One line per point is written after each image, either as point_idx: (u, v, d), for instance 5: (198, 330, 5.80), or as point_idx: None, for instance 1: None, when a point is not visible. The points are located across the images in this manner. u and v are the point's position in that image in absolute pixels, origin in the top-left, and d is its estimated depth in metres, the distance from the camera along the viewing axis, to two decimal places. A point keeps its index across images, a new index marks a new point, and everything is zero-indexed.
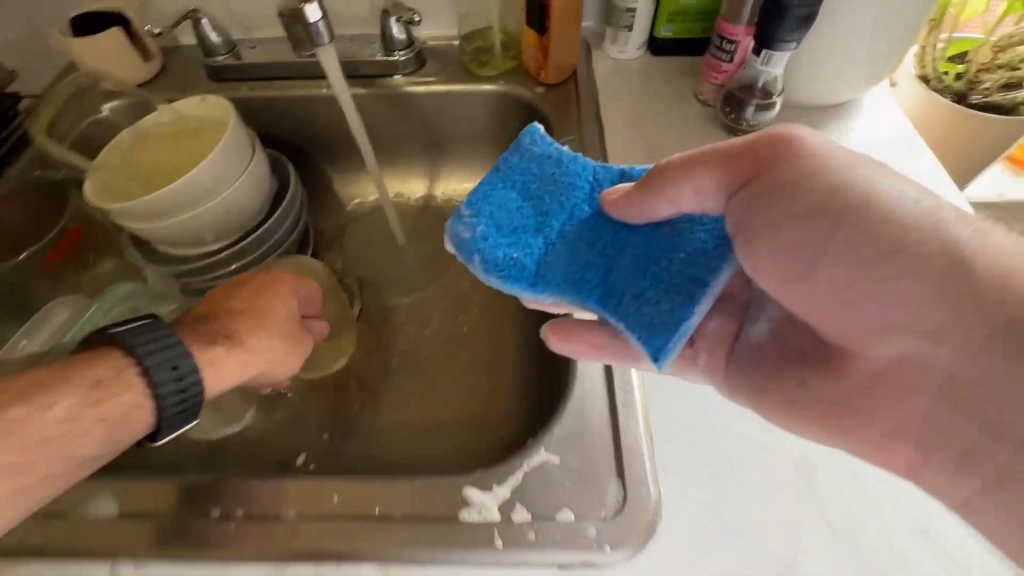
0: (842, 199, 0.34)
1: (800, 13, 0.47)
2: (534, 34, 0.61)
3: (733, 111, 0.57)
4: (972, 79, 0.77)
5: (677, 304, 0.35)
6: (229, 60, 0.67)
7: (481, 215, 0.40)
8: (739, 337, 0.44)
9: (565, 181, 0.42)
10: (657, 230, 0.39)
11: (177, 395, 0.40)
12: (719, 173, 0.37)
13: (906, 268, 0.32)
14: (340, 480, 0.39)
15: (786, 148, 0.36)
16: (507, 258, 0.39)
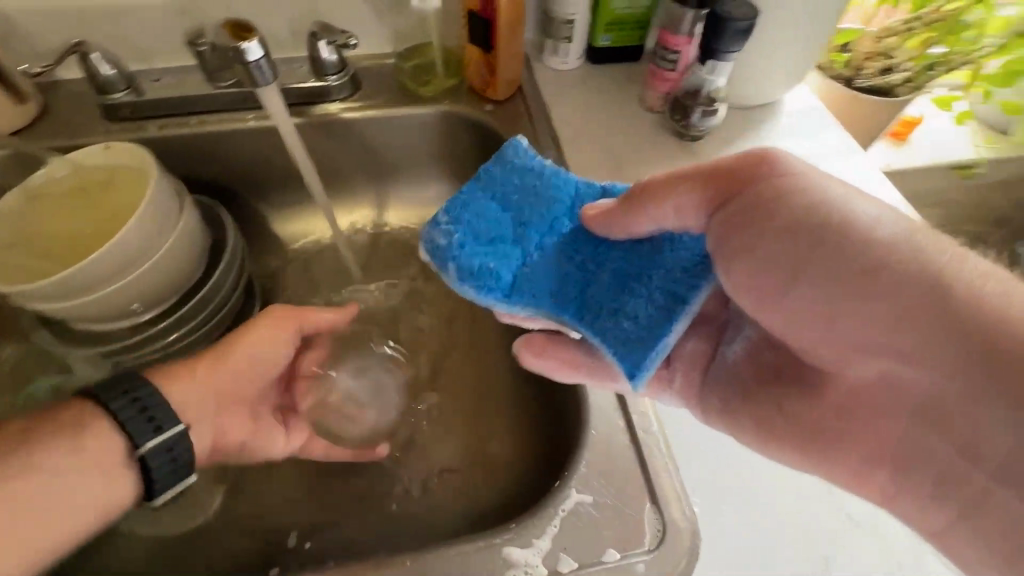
0: (817, 218, 0.35)
1: (741, 26, 0.50)
2: (479, 52, 0.59)
3: (681, 117, 0.59)
4: (856, 65, 0.85)
5: (656, 321, 0.36)
6: (130, 97, 0.59)
7: (457, 222, 0.38)
8: (716, 358, 0.45)
9: (546, 193, 0.40)
10: (635, 246, 0.38)
11: (138, 412, 0.40)
12: (700, 189, 0.37)
13: (883, 290, 0.33)
14: (367, 566, 0.36)
15: (767, 166, 0.36)
16: (484, 268, 0.37)
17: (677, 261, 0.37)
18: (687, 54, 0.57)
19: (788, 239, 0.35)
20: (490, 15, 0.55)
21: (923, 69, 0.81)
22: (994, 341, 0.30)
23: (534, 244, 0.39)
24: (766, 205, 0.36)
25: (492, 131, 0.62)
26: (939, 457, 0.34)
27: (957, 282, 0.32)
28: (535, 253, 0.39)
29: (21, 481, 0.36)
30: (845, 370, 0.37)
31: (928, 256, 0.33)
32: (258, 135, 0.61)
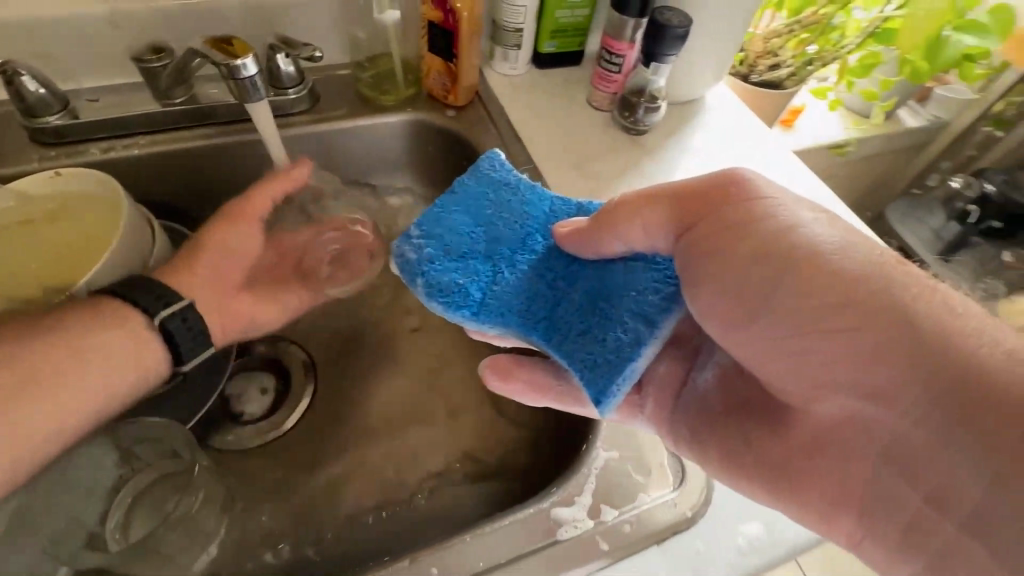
0: (782, 241, 0.36)
1: (678, 32, 0.57)
2: (439, 60, 0.61)
3: (629, 114, 0.66)
4: (750, 63, 0.98)
5: (625, 345, 0.36)
6: (67, 120, 0.55)
7: (429, 237, 0.42)
8: (688, 384, 0.47)
9: (520, 208, 0.44)
10: (607, 266, 0.40)
11: (163, 306, 0.45)
12: (667, 212, 0.39)
13: (843, 318, 0.35)
14: (430, 550, 0.37)
15: (734, 191, 0.38)
16: (453, 283, 0.40)
17: (645, 284, 0.38)
18: (630, 58, 0.64)
19: (750, 265, 0.37)
20: (452, 26, 0.57)
21: (803, 65, 0.95)
22: (955, 374, 0.31)
23: (505, 262, 0.41)
24: (729, 231, 0.38)
25: (457, 136, 0.65)
26: (907, 498, 0.35)
27: (910, 301, 0.34)
28: (508, 269, 0.41)
29: (70, 364, 0.41)
30: (814, 405, 0.38)
31: (896, 282, 0.34)
32: (217, 151, 0.60)
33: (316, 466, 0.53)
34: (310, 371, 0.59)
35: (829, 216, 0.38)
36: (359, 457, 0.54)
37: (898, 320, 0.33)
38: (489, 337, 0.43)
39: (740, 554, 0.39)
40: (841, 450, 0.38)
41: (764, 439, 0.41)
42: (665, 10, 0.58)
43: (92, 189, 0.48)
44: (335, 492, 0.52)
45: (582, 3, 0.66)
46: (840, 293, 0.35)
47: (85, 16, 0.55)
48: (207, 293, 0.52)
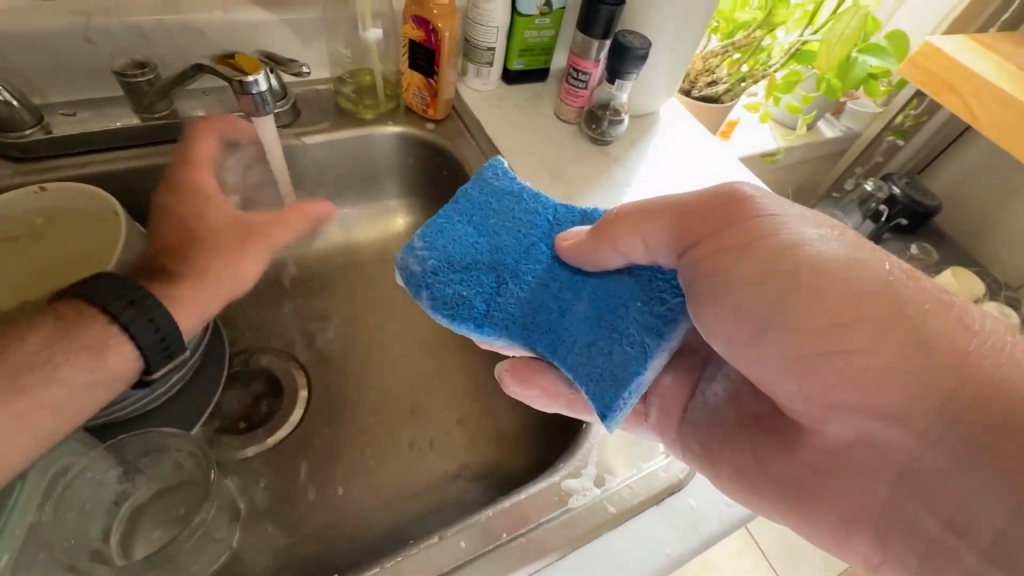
0: (788, 260, 0.37)
1: (640, 53, 0.63)
2: (419, 76, 0.65)
3: (596, 126, 0.71)
4: (692, 80, 1.09)
5: (632, 359, 0.40)
6: (43, 135, 0.54)
7: (434, 248, 0.45)
8: (697, 395, 0.53)
9: (526, 219, 0.48)
10: (610, 278, 0.44)
11: (156, 339, 0.43)
12: (670, 229, 0.41)
13: (854, 335, 0.36)
14: (458, 526, 0.40)
15: (736, 208, 0.40)
16: (457, 296, 0.43)
17: (646, 305, 0.42)
18: (595, 75, 0.70)
19: (757, 285, 0.38)
20: (434, 45, 0.61)
21: (737, 82, 1.06)
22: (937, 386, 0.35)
23: (509, 274, 0.45)
24: (734, 251, 0.39)
25: (437, 147, 0.68)
26: (890, 498, 0.38)
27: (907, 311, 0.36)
28: (514, 280, 0.44)
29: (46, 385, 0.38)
30: (823, 428, 0.40)
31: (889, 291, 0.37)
32: None
33: (320, 470, 0.55)
34: (303, 379, 0.60)
35: (834, 227, 0.40)
36: (361, 460, 0.56)
37: (907, 339, 0.36)
38: (495, 347, 0.46)
39: (728, 506, 0.45)
40: (831, 452, 0.40)
41: (767, 449, 0.44)
42: (627, 33, 0.64)
43: (83, 203, 0.48)
44: (338, 495, 0.53)
45: (548, 25, 0.72)
46: (849, 311, 0.36)
47: (59, 29, 0.54)
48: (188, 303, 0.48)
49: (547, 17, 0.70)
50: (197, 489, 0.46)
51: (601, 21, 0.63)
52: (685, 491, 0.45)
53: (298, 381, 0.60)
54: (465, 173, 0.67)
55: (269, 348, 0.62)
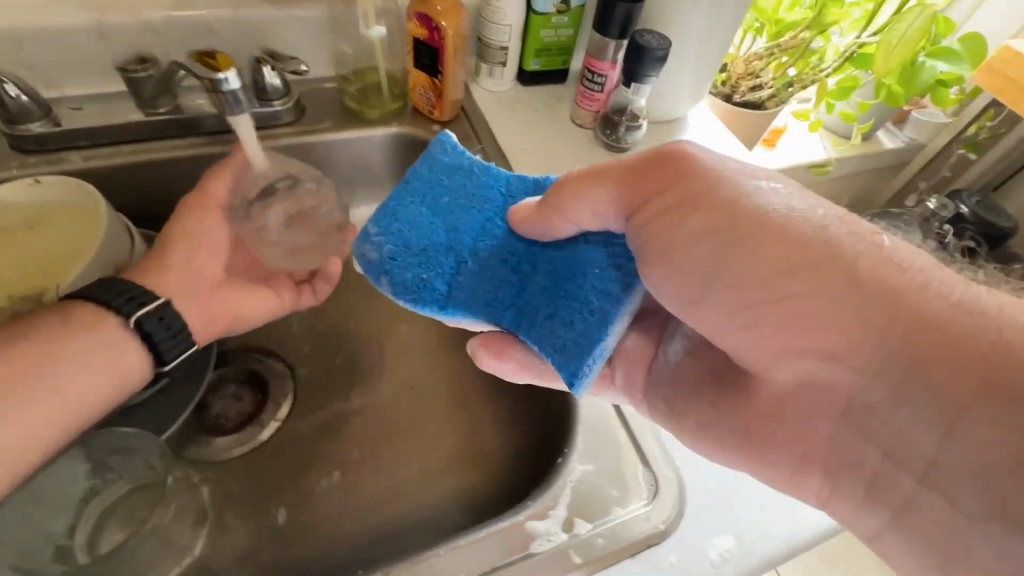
0: (732, 215, 0.36)
1: (659, 55, 0.58)
2: (424, 75, 0.62)
3: (611, 132, 0.67)
4: (733, 84, 1.01)
5: (591, 326, 0.37)
6: (49, 127, 0.55)
7: (388, 232, 0.42)
8: (658, 355, 0.49)
9: (478, 193, 0.44)
10: (568, 246, 0.41)
11: (168, 336, 0.45)
12: (618, 191, 0.39)
13: (790, 293, 0.35)
14: (405, 563, 0.37)
15: (677, 167, 0.38)
16: (416, 279, 0.42)
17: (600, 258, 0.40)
18: (612, 77, 0.65)
19: (704, 233, 0.37)
20: (437, 43, 0.58)
21: (783, 86, 0.98)
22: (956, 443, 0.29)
23: (468, 253, 0.42)
24: (681, 205, 0.37)
25: None
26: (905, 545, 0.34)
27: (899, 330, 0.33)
28: (472, 260, 0.42)
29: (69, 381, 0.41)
30: (770, 373, 0.38)
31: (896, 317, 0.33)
32: (200, 160, 0.60)
33: (293, 479, 0.53)
34: (288, 385, 0.59)
35: (778, 180, 0.38)
36: (335, 471, 0.53)
37: (851, 287, 0.34)
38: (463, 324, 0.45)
39: (712, 567, 0.39)
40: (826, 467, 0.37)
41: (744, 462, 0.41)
42: (645, 32, 0.59)
43: (72, 197, 0.48)
44: (308, 506, 0.51)
45: (566, 24, 0.68)
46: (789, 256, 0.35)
47: (70, 25, 0.55)
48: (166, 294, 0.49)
49: (564, 15, 0.67)
50: (153, 493, 0.46)
51: (618, 19, 0.59)
52: (667, 544, 0.40)
53: (283, 386, 0.59)
54: None
55: (259, 349, 0.61)
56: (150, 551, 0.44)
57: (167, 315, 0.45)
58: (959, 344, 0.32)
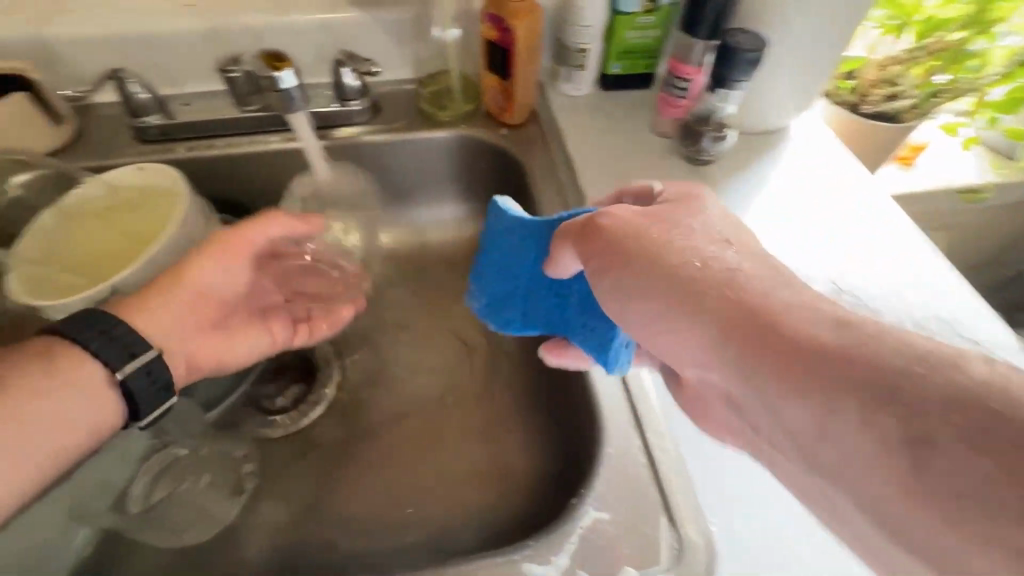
0: (670, 280, 0.33)
1: (750, 57, 0.51)
2: (495, 77, 0.61)
3: (692, 142, 0.60)
4: (863, 92, 0.86)
5: (607, 325, 0.42)
6: (162, 121, 0.62)
7: (470, 298, 0.50)
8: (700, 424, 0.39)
9: (495, 246, 0.47)
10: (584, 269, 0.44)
11: (148, 382, 0.42)
12: (574, 250, 0.39)
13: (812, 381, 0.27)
14: None
15: (607, 229, 0.37)
16: (503, 325, 0.49)
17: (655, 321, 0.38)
18: (698, 82, 0.59)
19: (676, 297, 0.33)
20: (507, 43, 0.56)
21: (928, 96, 0.81)
22: None
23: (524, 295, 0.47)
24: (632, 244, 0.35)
25: (507, 153, 0.64)
26: None
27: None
28: (530, 299, 0.47)
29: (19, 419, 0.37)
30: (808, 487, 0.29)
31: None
32: (281, 155, 0.64)
33: (322, 468, 0.54)
34: (334, 374, 0.60)
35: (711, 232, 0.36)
36: (362, 468, 0.53)
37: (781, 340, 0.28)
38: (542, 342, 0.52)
39: None
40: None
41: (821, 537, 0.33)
42: (737, 32, 0.52)
43: (167, 185, 0.53)
44: (331, 498, 0.52)
45: (653, 24, 0.63)
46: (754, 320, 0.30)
47: (191, 30, 0.63)
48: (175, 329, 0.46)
49: (652, 15, 0.62)
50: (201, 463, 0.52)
51: (709, 17, 0.53)
52: None
53: (329, 375, 0.60)
54: (530, 184, 0.61)
55: None
56: (185, 513, 0.49)
57: (159, 370, 0.42)
58: (952, 400, 0.23)
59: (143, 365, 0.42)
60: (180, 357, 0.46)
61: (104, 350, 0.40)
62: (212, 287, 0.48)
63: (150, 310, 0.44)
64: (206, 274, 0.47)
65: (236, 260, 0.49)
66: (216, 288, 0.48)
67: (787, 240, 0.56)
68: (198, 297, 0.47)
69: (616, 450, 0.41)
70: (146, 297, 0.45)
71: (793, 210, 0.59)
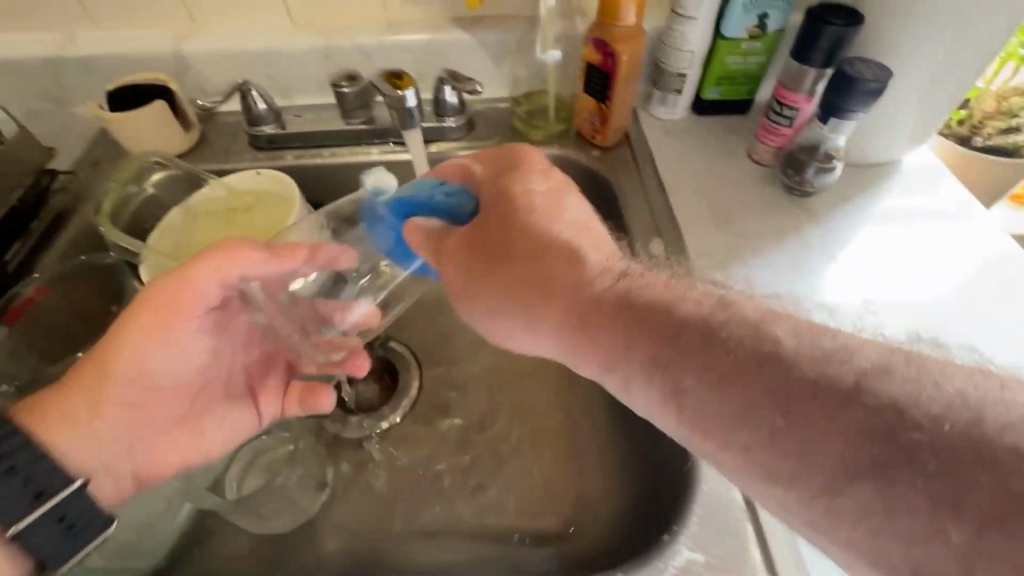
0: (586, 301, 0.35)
1: (871, 87, 0.48)
2: (592, 100, 0.61)
3: (794, 172, 0.58)
4: (975, 124, 0.80)
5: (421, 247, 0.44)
6: (275, 130, 0.66)
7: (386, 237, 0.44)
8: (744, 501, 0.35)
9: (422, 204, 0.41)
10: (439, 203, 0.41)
11: (54, 522, 0.38)
12: (458, 261, 0.39)
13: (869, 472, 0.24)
14: None
15: (489, 239, 0.39)
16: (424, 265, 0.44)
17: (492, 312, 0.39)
18: (805, 111, 0.57)
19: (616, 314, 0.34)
20: (609, 67, 0.56)
21: None
22: None
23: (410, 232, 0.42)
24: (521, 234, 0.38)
25: (597, 175, 0.64)
26: None
27: None
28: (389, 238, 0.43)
29: None
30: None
31: None
32: (379, 167, 0.67)
33: (400, 473, 0.55)
34: (414, 380, 0.62)
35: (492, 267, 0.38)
36: (438, 476, 0.55)
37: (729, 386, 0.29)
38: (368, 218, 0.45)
39: None
40: None
41: None
42: (856, 61, 0.50)
43: (280, 191, 0.57)
44: (409, 504, 0.53)
45: (757, 50, 0.61)
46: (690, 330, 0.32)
47: (309, 48, 0.68)
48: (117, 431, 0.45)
49: (757, 40, 0.61)
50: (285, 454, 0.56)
51: (823, 45, 0.51)
52: None
53: (409, 380, 0.62)
54: (619, 207, 0.61)
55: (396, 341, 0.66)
56: (275, 502, 0.52)
57: (71, 502, 0.39)
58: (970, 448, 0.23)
59: (58, 503, 0.38)
60: (119, 451, 0.45)
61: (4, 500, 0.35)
62: (142, 386, 0.45)
63: (62, 437, 0.41)
64: (150, 366, 0.45)
65: (172, 350, 0.46)
66: (152, 374, 0.45)
67: (901, 279, 0.53)
68: (125, 402, 0.45)
69: (711, 491, 0.40)
70: (68, 414, 0.42)
71: (907, 247, 0.55)
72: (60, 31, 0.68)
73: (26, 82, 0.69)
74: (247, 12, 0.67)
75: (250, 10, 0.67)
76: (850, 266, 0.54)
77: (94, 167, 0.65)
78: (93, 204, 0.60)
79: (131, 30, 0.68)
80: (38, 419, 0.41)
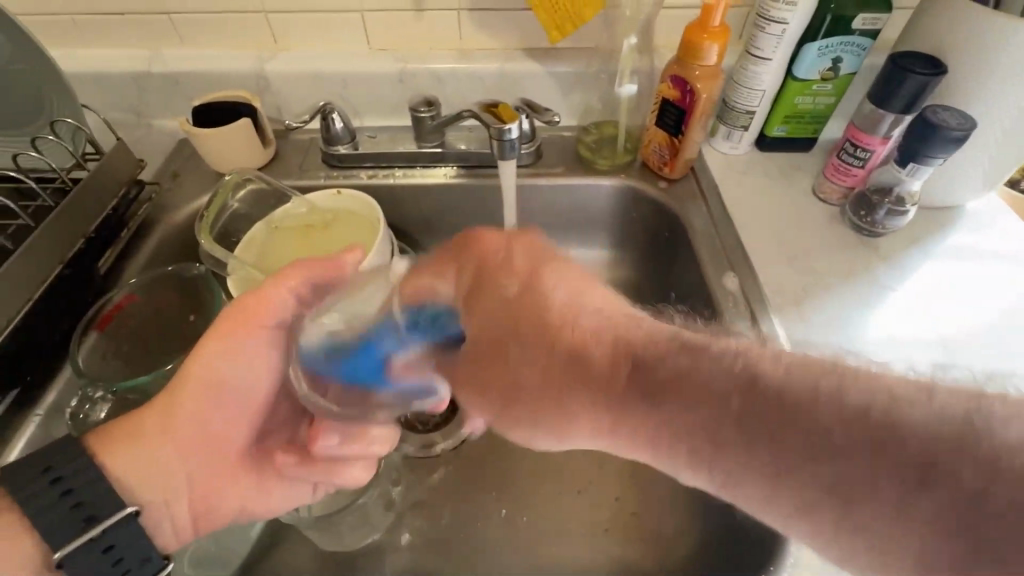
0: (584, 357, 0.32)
1: (956, 135, 0.49)
2: (664, 133, 0.63)
3: (865, 213, 0.59)
4: None
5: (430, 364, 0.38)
6: (349, 149, 0.68)
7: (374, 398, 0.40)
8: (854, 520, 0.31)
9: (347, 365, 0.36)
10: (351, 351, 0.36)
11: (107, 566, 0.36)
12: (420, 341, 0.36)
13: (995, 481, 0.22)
14: None
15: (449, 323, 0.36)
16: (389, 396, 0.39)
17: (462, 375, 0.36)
18: (879, 153, 0.58)
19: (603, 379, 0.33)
20: (687, 104, 0.58)
21: None
22: None
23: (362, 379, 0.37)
24: (476, 273, 0.36)
25: (663, 206, 0.65)
26: None
27: None
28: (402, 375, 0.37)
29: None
30: None
31: None
32: (449, 189, 0.69)
33: (466, 494, 0.56)
34: None
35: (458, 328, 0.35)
36: (503, 499, 0.55)
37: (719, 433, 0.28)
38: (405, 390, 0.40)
39: None
40: None
41: None
42: (940, 109, 0.51)
43: (362, 211, 0.59)
44: (476, 527, 0.54)
45: (828, 91, 0.63)
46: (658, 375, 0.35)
47: (384, 72, 0.70)
48: (171, 460, 0.42)
49: (829, 82, 0.62)
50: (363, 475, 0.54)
51: (906, 92, 0.52)
52: None
53: None
54: (687, 239, 0.62)
55: None
56: (353, 521, 0.53)
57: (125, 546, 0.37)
58: None
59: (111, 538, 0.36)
60: (174, 475, 0.41)
61: (58, 524, 0.35)
62: (203, 413, 0.43)
63: (121, 453, 0.39)
64: (212, 390, 0.43)
65: (234, 376, 0.44)
66: (224, 378, 0.44)
67: (975, 323, 0.53)
68: (190, 428, 0.42)
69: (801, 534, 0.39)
70: (133, 425, 0.40)
71: (977, 289, 0.55)
72: (147, 47, 0.71)
73: (110, 94, 0.72)
74: (328, 35, 0.70)
75: (332, 33, 0.70)
76: (922, 305, 0.54)
77: (174, 178, 0.67)
78: (177, 216, 0.62)
79: (214, 48, 0.71)
80: (101, 436, 0.40)
